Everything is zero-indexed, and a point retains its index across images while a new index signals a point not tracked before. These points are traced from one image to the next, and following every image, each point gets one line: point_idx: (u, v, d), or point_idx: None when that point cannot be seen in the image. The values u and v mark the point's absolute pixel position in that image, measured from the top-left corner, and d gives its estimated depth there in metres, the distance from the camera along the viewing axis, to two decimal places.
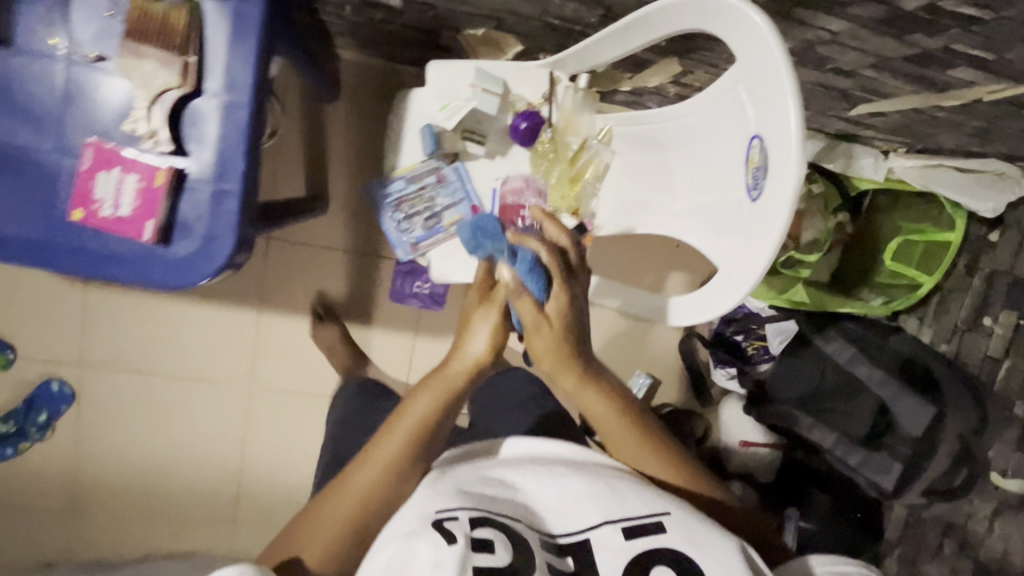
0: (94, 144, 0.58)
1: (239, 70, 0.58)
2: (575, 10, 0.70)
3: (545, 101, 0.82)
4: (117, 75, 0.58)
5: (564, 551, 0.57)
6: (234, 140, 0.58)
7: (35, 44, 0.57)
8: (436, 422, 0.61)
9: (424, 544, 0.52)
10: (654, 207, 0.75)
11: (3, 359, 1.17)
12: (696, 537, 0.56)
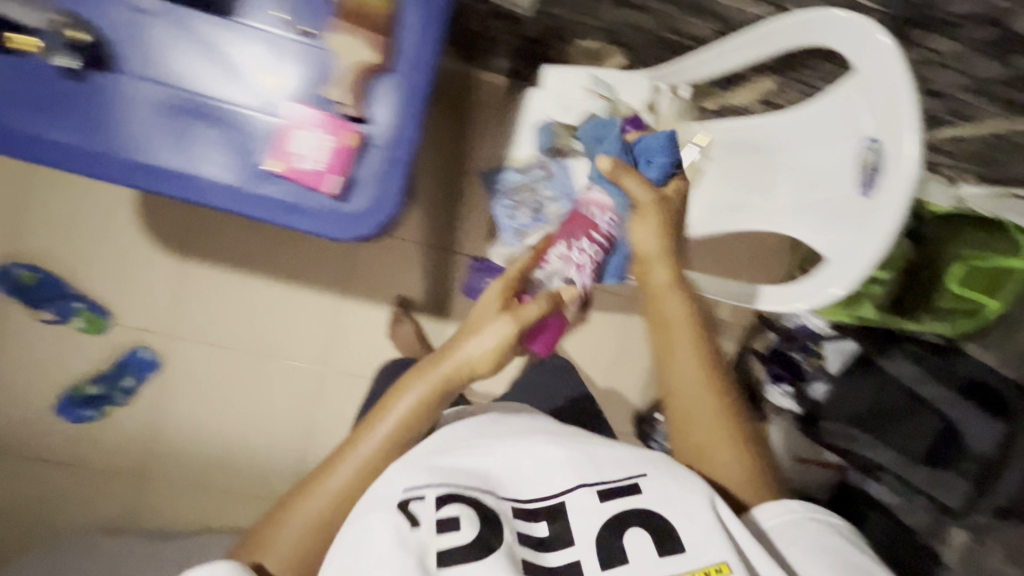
0: (299, 103, 0.64)
1: (422, 55, 0.64)
2: (693, 25, 0.78)
3: (646, 108, 0.89)
4: (324, 48, 0.65)
5: (536, 515, 0.63)
6: (408, 116, 0.65)
7: (259, 18, 0.65)
8: (422, 416, 0.69)
9: (385, 523, 0.57)
10: (753, 208, 0.80)
11: (100, 323, 1.23)
12: (671, 501, 0.61)
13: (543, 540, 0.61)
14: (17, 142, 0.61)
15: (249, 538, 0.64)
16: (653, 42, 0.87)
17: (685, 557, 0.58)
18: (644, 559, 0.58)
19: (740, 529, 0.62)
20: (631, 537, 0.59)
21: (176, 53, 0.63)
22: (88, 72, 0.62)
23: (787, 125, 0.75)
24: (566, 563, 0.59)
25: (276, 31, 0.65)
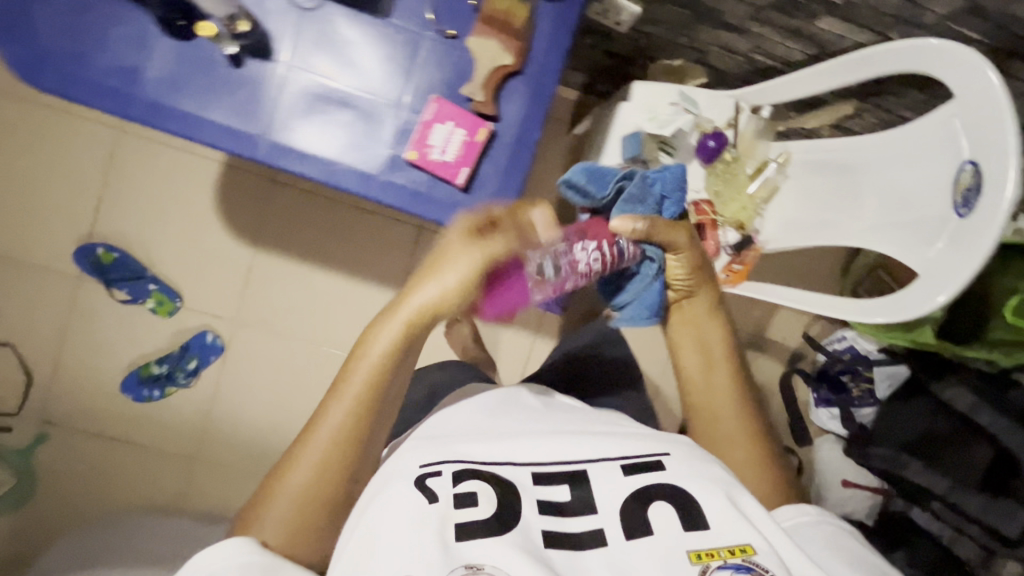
0: (436, 98, 0.64)
1: (552, 61, 0.66)
2: (787, 48, 0.82)
3: (728, 125, 0.93)
4: (465, 50, 0.65)
5: (558, 480, 0.61)
6: (534, 117, 0.66)
7: (406, 19, 0.64)
8: (393, 359, 0.62)
9: (405, 496, 0.58)
10: (834, 224, 0.84)
11: (170, 306, 1.27)
12: (688, 474, 0.61)
13: (563, 506, 0.59)
14: (173, 119, 0.61)
15: (241, 524, 0.59)
16: (740, 63, 0.91)
17: (712, 533, 0.56)
18: (669, 532, 0.56)
19: (761, 510, 0.59)
20: (654, 510, 0.58)
21: (304, 37, 0.62)
22: (245, 57, 0.62)
23: (877, 146, 0.79)
24: (588, 532, 0.57)
25: (419, 29, 0.64)
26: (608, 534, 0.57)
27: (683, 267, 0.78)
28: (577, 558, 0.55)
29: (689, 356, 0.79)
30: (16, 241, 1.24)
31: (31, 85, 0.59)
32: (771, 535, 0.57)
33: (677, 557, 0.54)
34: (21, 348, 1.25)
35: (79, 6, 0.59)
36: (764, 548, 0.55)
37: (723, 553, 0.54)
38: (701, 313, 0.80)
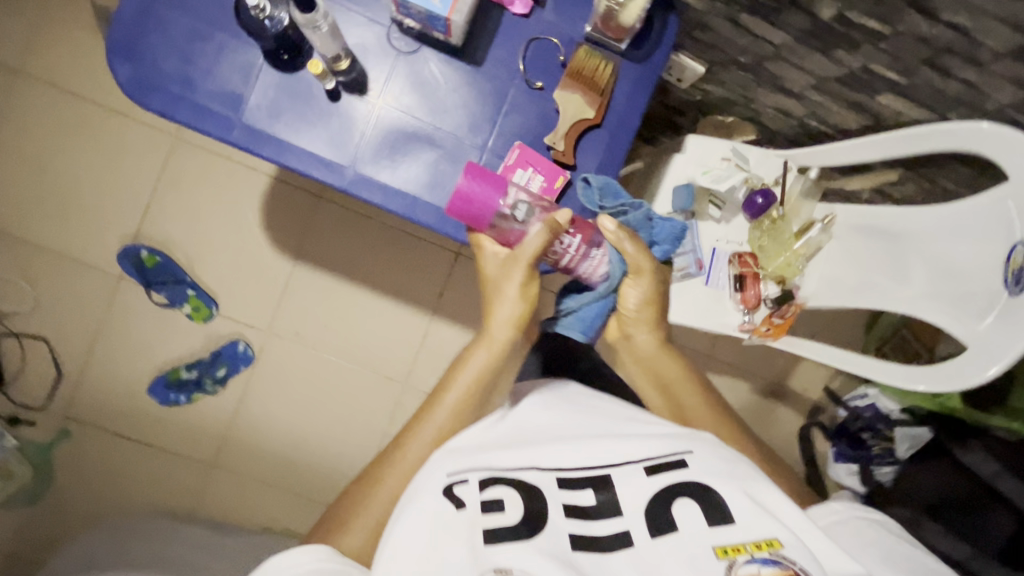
0: (519, 144, 0.66)
1: (630, 118, 0.68)
2: (842, 116, 0.84)
3: (776, 183, 0.96)
4: (550, 104, 0.67)
5: (582, 484, 0.57)
6: (609, 170, 0.69)
7: (496, 69, 0.66)
8: (486, 383, 0.68)
9: (432, 509, 0.56)
10: (880, 288, 0.86)
11: (206, 312, 1.28)
12: (710, 472, 0.56)
13: (588, 510, 0.56)
14: (271, 144, 0.64)
15: (322, 526, 0.61)
16: (792, 125, 0.94)
17: (738, 529, 0.52)
18: (692, 530, 0.52)
19: (785, 502, 0.55)
20: (679, 508, 0.54)
21: (396, 77, 0.65)
22: (342, 92, 0.64)
23: (925, 218, 0.80)
24: (617, 534, 0.54)
25: (506, 78, 0.66)
26: (636, 536, 0.53)
27: (640, 296, 0.72)
28: (605, 564, 0.52)
29: (651, 395, 0.74)
30: (63, 238, 1.26)
31: (140, 105, 0.62)
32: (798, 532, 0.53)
33: (704, 554, 0.51)
34: (54, 343, 1.26)
35: (191, 34, 0.62)
36: (791, 540, 0.51)
37: (750, 547, 0.50)
38: (646, 350, 0.75)
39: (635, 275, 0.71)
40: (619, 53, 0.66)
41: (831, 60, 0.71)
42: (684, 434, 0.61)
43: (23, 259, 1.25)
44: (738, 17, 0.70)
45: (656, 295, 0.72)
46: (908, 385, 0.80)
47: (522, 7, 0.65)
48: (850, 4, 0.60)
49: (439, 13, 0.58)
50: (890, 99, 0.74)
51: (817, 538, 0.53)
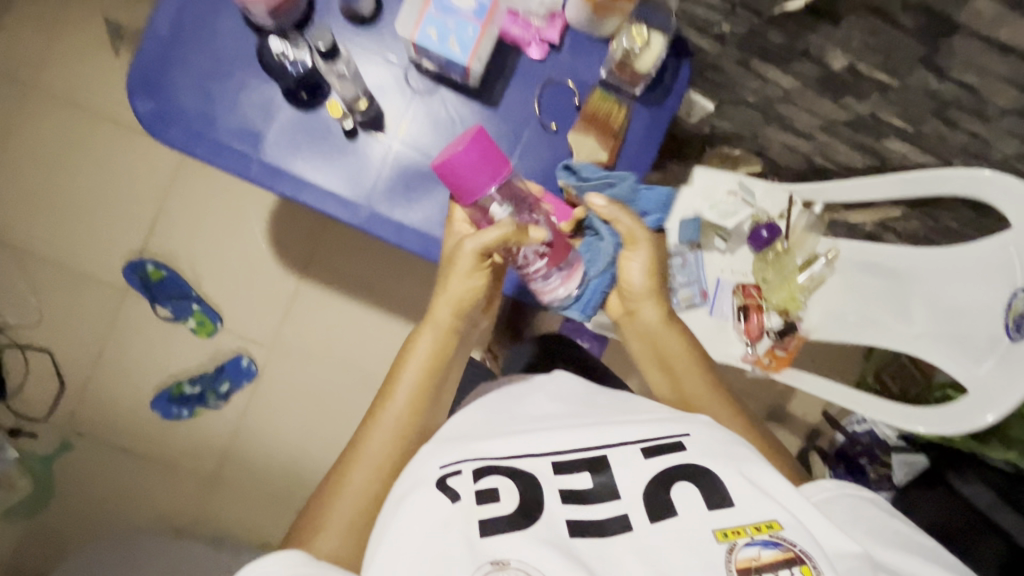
0: (534, 186, 0.66)
1: (642, 160, 0.69)
2: (848, 155, 0.86)
3: (780, 217, 0.97)
4: (564, 145, 0.67)
5: (578, 468, 0.55)
6: None
7: (512, 111, 0.67)
8: (437, 367, 0.66)
9: (428, 499, 0.54)
10: (884, 325, 0.87)
11: (210, 327, 1.28)
12: (707, 454, 0.54)
13: (586, 496, 0.54)
14: (286, 179, 0.65)
15: (296, 536, 0.58)
16: (799, 161, 0.95)
17: (736, 511, 0.50)
18: (692, 514, 0.51)
19: (782, 481, 0.53)
20: (676, 492, 0.52)
21: (413, 117, 0.66)
22: (360, 131, 0.65)
23: (927, 259, 0.81)
24: (614, 519, 0.52)
25: (521, 120, 0.67)
26: (634, 520, 0.52)
27: (644, 266, 0.64)
28: (604, 549, 0.50)
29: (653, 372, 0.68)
30: (70, 250, 1.27)
31: (158, 138, 0.63)
32: (794, 510, 0.51)
33: (704, 538, 0.49)
34: (59, 356, 1.27)
35: (211, 70, 0.63)
36: (791, 521, 0.49)
37: (749, 530, 0.49)
38: (650, 324, 0.67)
39: (631, 245, 0.64)
40: (631, 96, 0.67)
41: (838, 105, 0.73)
42: (677, 415, 0.59)
43: (30, 272, 1.26)
44: (749, 62, 0.71)
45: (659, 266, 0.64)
46: (915, 427, 0.80)
47: (538, 52, 0.66)
48: (859, 56, 0.61)
49: (459, 60, 0.58)
50: (896, 144, 0.76)
51: (813, 517, 0.51)
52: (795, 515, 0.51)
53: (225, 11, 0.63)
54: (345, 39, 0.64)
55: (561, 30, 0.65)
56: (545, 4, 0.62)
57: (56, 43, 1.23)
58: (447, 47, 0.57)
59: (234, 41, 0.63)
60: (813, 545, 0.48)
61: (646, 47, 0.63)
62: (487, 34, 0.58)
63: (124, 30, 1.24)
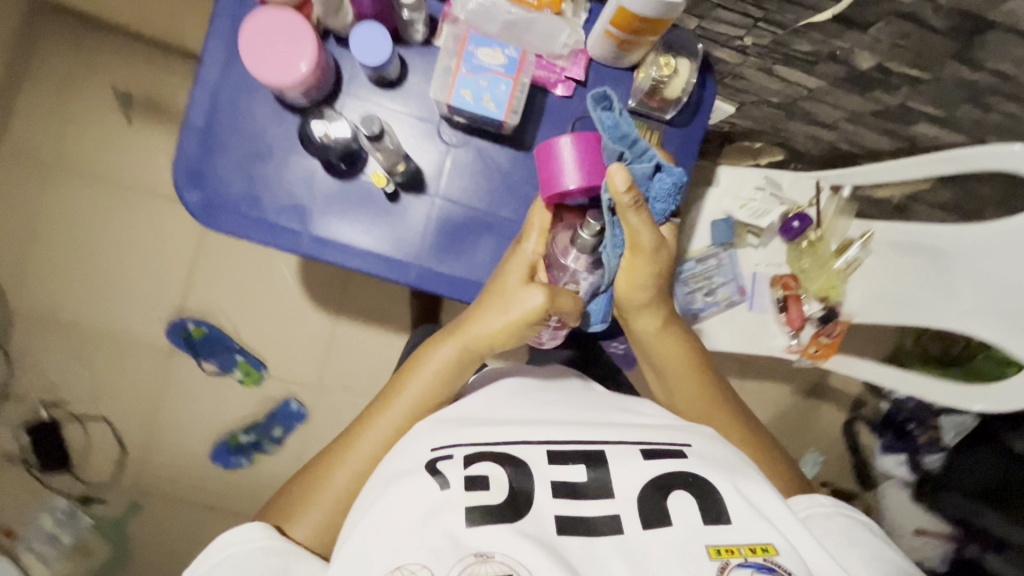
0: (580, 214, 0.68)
1: None
2: (875, 139, 0.85)
3: (810, 204, 0.97)
4: None
5: (574, 461, 0.53)
6: None
7: None
8: (445, 381, 0.63)
9: (416, 482, 0.51)
10: (928, 304, 0.87)
11: (256, 376, 1.31)
12: (707, 465, 0.53)
13: (577, 489, 0.52)
14: (333, 249, 0.66)
15: (279, 504, 0.61)
16: (823, 147, 0.94)
17: (733, 529, 0.50)
18: (688, 523, 0.50)
19: (781, 504, 0.52)
20: (674, 498, 0.51)
21: (449, 171, 0.67)
22: (400, 193, 0.67)
23: (967, 236, 0.81)
24: (606, 518, 0.51)
25: None
26: (625, 523, 0.50)
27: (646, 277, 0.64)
28: (592, 549, 0.49)
29: (648, 374, 0.73)
30: (111, 319, 1.29)
31: (208, 226, 0.66)
32: (788, 529, 0.51)
33: (697, 555, 0.49)
34: (118, 423, 1.30)
35: (251, 153, 0.65)
36: (784, 545, 0.49)
37: (744, 552, 0.49)
38: (646, 333, 0.69)
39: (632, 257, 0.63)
40: (660, 122, 0.67)
41: (866, 98, 0.73)
42: (681, 426, 0.58)
43: (77, 345, 1.29)
44: (771, 68, 0.72)
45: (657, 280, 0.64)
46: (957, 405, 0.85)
47: (565, 89, 0.66)
48: (889, 56, 0.61)
49: (495, 117, 0.58)
50: (926, 127, 0.76)
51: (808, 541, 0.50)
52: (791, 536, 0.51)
53: (258, 94, 0.65)
54: (375, 104, 0.66)
55: (585, 65, 0.66)
56: (569, 45, 0.63)
57: (69, 117, 1.25)
58: (483, 106, 0.58)
59: (269, 122, 0.65)
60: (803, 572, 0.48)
61: (675, 74, 0.65)
62: (520, 87, 0.59)
63: (134, 96, 1.25)
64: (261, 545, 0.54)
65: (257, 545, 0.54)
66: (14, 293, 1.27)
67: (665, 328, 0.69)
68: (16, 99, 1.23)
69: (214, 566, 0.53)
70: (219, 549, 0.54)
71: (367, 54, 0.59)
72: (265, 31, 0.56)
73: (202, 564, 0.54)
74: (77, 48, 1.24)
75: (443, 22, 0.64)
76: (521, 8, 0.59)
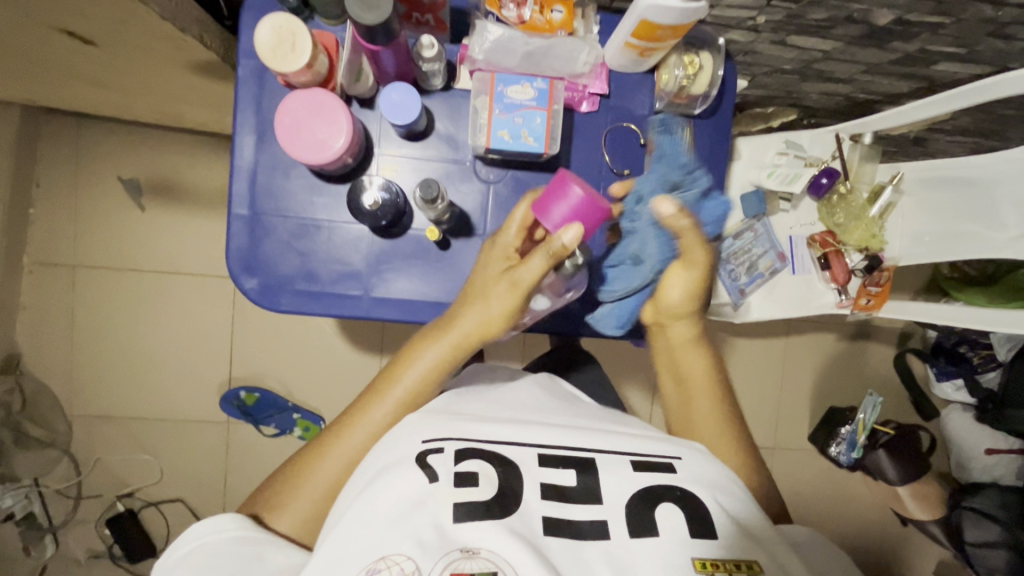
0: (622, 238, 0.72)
1: (715, 170, 0.73)
2: (892, 85, 0.85)
3: (834, 158, 0.95)
4: None
5: (563, 465, 0.54)
6: None
7: (586, 168, 0.70)
8: (436, 380, 0.63)
9: (405, 476, 0.51)
10: (974, 237, 0.86)
11: (315, 429, 1.32)
12: (697, 482, 0.55)
13: (565, 493, 0.52)
14: (394, 305, 0.68)
15: (263, 491, 0.62)
16: (837, 101, 0.94)
17: (719, 545, 0.50)
18: (674, 534, 0.50)
19: (767, 527, 0.54)
20: (660, 512, 0.52)
21: (494, 207, 0.69)
22: (450, 239, 0.69)
23: (1003, 162, 0.81)
24: (593, 523, 0.51)
25: (599, 172, 0.71)
26: (613, 528, 0.50)
27: (688, 287, 0.67)
28: (575, 551, 0.49)
29: (666, 384, 0.72)
30: (164, 403, 1.30)
31: (271, 308, 0.68)
32: (764, 541, 0.52)
33: (683, 566, 0.49)
34: (191, 501, 1.32)
35: (298, 231, 0.67)
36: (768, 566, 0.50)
37: (730, 567, 0.49)
38: (680, 342, 0.70)
39: (684, 264, 0.67)
40: (688, 117, 0.71)
41: (885, 49, 0.73)
42: (671, 440, 0.60)
43: (137, 435, 1.30)
44: (785, 39, 0.72)
45: (700, 289, 0.67)
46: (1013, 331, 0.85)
47: (589, 105, 0.69)
48: (909, 9, 0.63)
49: (536, 149, 0.63)
50: (947, 65, 0.77)
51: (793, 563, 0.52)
52: (775, 559, 0.52)
53: (293, 172, 0.67)
54: (410, 156, 0.68)
55: (606, 77, 0.69)
56: (589, 62, 0.66)
57: (83, 216, 1.26)
58: (523, 142, 0.63)
59: (309, 196, 0.67)
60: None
61: (699, 70, 0.68)
62: (553, 115, 0.64)
63: (142, 183, 1.26)
64: (235, 535, 0.56)
65: (230, 535, 0.55)
66: (66, 398, 1.28)
67: (697, 340, 0.70)
68: (27, 210, 1.24)
69: (189, 554, 0.55)
70: (194, 537, 0.56)
71: (397, 114, 0.62)
72: (299, 116, 0.59)
73: (176, 552, 0.56)
74: (77, 148, 1.24)
75: (461, 63, 0.67)
76: (538, 38, 0.61)
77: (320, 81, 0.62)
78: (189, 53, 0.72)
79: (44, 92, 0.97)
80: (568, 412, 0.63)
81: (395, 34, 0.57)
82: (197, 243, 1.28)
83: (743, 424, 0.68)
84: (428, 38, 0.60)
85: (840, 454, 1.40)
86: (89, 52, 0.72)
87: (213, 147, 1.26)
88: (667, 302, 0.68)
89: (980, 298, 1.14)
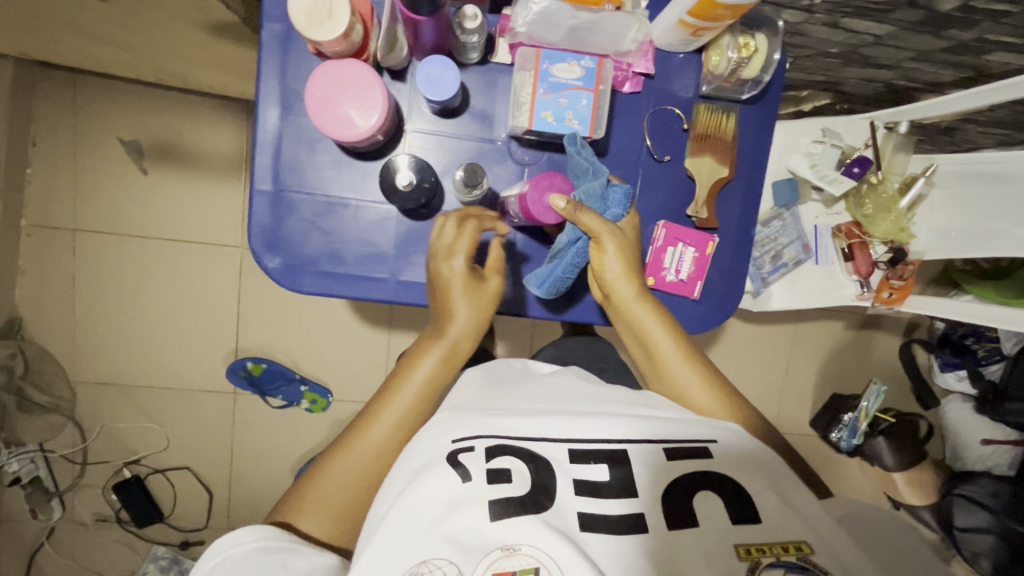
0: (665, 223, 0.70)
1: (759, 156, 0.71)
2: (936, 73, 0.82)
3: (868, 146, 0.90)
4: (682, 170, 0.70)
5: (595, 459, 0.53)
6: (751, 213, 0.72)
7: (628, 153, 0.69)
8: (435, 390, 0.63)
9: (439, 479, 0.50)
10: (1004, 235, 0.84)
11: (323, 402, 1.31)
12: (734, 468, 0.54)
13: (600, 490, 0.52)
14: (423, 290, 0.67)
15: (287, 499, 0.59)
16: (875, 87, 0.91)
17: (764, 528, 0.50)
18: (716, 524, 0.50)
19: (816, 506, 0.53)
20: (699, 503, 0.51)
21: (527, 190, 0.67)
22: None
23: None
24: (626, 516, 0.50)
25: (639, 157, 0.69)
26: (649, 521, 0.50)
27: (614, 253, 0.64)
28: (613, 547, 0.48)
29: (635, 350, 0.68)
30: (172, 372, 1.29)
31: (293, 289, 0.66)
32: (815, 525, 0.52)
33: (725, 552, 0.48)
34: (197, 468, 1.32)
35: (324, 210, 0.65)
36: (819, 545, 0.50)
37: (776, 551, 0.49)
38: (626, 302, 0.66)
39: (597, 244, 0.63)
40: (733, 103, 0.69)
41: (940, 37, 0.71)
42: (705, 420, 0.59)
43: (142, 402, 1.29)
44: (839, 21, 0.69)
45: (626, 248, 0.64)
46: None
47: (633, 85, 0.67)
48: None
49: (580, 133, 0.61)
50: (1000, 55, 0.74)
51: (840, 542, 0.51)
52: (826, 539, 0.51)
53: (320, 147, 0.64)
54: (438, 133, 0.66)
55: (652, 56, 0.66)
56: (637, 39, 0.62)
57: (82, 178, 1.21)
58: (567, 125, 0.61)
59: (335, 172, 0.65)
60: (839, 572, 0.48)
61: (754, 53, 0.65)
62: (599, 97, 0.61)
63: (143, 145, 1.21)
64: (256, 546, 0.53)
65: (251, 547, 0.52)
66: (67, 363, 1.26)
67: (642, 306, 0.66)
68: (25, 169, 1.19)
69: (213, 570, 0.52)
70: (216, 553, 0.53)
71: (434, 90, 0.58)
72: (330, 87, 0.55)
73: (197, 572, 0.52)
74: (73, 106, 1.19)
75: (502, 36, 0.64)
76: (586, 11, 0.57)
77: (353, 52, 0.59)
78: (209, 14, 0.67)
79: (41, 46, 0.91)
80: (602, 390, 0.62)
81: (439, 5, 0.52)
82: (203, 210, 1.24)
83: (738, 398, 0.64)
84: (471, 8, 0.56)
85: (841, 439, 1.41)
86: (97, 8, 0.68)
87: (219, 110, 1.21)
88: (602, 275, 0.66)
89: (994, 292, 1.13)
